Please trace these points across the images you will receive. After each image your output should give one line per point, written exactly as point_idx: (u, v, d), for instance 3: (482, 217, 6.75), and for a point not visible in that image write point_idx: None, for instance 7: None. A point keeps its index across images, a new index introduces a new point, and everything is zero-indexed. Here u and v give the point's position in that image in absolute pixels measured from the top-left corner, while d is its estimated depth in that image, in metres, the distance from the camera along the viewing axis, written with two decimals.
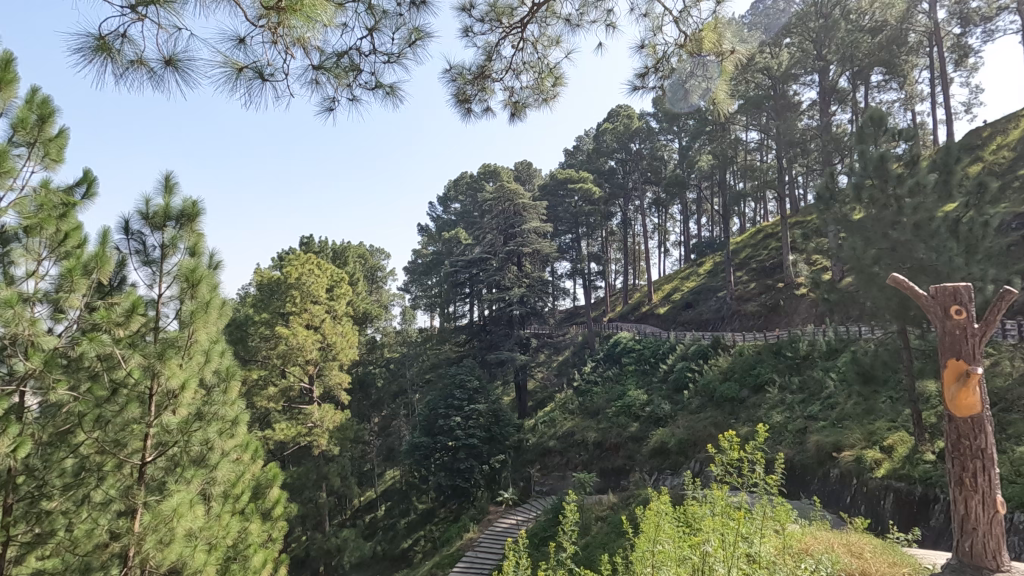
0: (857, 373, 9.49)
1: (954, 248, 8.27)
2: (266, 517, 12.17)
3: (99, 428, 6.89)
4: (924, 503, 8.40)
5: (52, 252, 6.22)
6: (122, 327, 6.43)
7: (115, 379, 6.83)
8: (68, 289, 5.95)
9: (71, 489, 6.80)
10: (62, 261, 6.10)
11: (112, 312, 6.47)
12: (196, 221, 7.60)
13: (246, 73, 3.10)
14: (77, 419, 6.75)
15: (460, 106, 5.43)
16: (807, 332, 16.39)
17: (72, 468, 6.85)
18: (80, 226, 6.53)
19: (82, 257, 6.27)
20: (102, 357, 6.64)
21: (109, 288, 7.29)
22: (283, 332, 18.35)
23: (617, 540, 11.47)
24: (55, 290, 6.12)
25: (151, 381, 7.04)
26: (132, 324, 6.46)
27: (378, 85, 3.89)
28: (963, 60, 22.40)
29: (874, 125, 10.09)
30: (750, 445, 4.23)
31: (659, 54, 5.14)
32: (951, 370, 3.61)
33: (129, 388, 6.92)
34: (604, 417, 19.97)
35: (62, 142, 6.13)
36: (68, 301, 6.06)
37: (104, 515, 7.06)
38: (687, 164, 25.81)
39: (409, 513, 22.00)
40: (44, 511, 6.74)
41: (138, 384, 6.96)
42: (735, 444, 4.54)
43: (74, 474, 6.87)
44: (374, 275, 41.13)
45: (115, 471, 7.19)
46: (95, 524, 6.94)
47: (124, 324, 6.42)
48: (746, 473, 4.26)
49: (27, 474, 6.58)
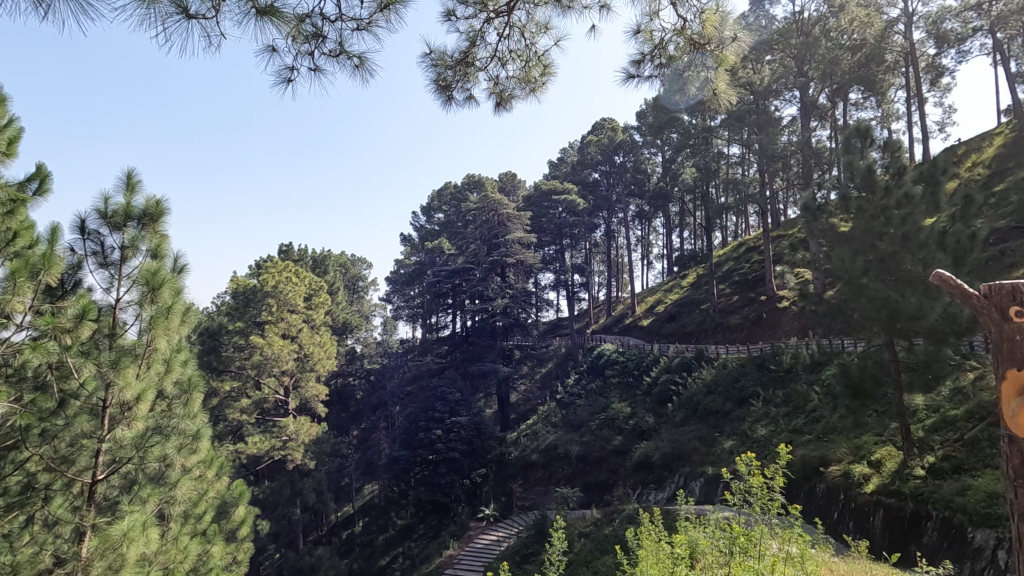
0: (845, 386, 9.01)
1: (942, 259, 7.87)
2: (231, 540, 11.35)
3: (46, 444, 6.31)
4: (914, 520, 7.86)
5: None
6: (71, 335, 5.69)
7: (66, 390, 6.28)
8: (11, 293, 5.23)
9: (14, 510, 6.40)
10: (10, 262, 5.47)
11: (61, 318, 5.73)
12: (160, 221, 6.99)
13: (163, 6, 2.61)
14: (20, 434, 6.16)
15: (441, 93, 4.99)
16: (790, 344, 16.10)
17: (17, 486, 6.64)
18: (31, 224, 5.90)
19: (30, 259, 5.64)
20: (53, 365, 6.11)
21: (61, 291, 6.55)
22: (258, 342, 17.64)
23: (601, 558, 10.92)
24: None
25: (105, 392, 6.30)
26: (83, 331, 5.72)
27: (343, 54, 3.42)
28: (938, 80, 22.68)
29: (859, 137, 9.75)
30: (772, 467, 4.10)
31: (656, 39, 4.74)
32: (1009, 383, 2.38)
33: (79, 399, 6.29)
34: (587, 430, 19.33)
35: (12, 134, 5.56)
36: (11, 305, 5.32)
37: (53, 535, 6.50)
38: (669, 176, 25.38)
39: (387, 528, 21.21)
40: None
41: (92, 395, 6.30)
42: (753, 467, 4.43)
43: (19, 492, 6.64)
44: (355, 284, 40.41)
45: (65, 490, 6.73)
46: (39, 548, 6.30)
47: (73, 331, 5.68)
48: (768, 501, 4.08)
49: None
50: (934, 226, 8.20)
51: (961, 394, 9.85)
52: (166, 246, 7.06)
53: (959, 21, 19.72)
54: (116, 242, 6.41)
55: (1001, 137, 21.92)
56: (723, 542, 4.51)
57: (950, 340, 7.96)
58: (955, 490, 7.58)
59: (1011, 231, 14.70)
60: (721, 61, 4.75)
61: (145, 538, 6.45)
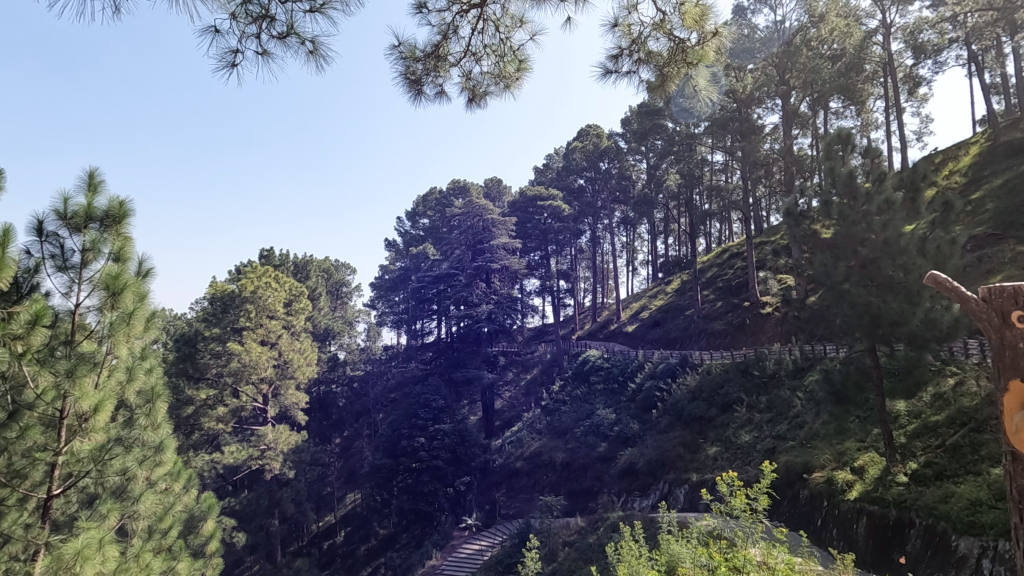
0: (827, 392, 8.86)
1: (923, 264, 7.73)
2: (198, 555, 10.73)
3: None
4: (898, 527, 7.70)
5: None
6: (22, 342, 4.96)
7: (19, 400, 5.65)
8: None
9: None
10: None
11: (9, 321, 4.98)
12: (125, 223, 6.01)
13: None
14: None
15: (410, 88, 4.71)
16: (773, 350, 16.00)
17: None
18: None
19: None
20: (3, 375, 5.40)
21: (17, 295, 5.69)
22: (235, 349, 17.10)
23: (585, 568, 10.61)
24: None
25: (63, 403, 5.67)
26: (36, 338, 4.99)
27: (292, 36, 3.32)
28: (915, 90, 22.73)
29: (841, 143, 9.59)
30: (756, 488, 4.27)
31: (635, 34, 4.53)
32: (1013, 398, 2.18)
33: (36, 410, 5.62)
34: (572, 437, 19.06)
35: None
36: None
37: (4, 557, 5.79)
38: (653, 183, 25.25)
39: (369, 538, 20.72)
40: None
41: (50, 405, 5.61)
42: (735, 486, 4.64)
43: None
44: (339, 290, 39.87)
45: (20, 504, 6.13)
46: None
47: (25, 339, 4.96)
48: (753, 522, 4.25)
49: None
50: (915, 232, 8.06)
51: (942, 399, 9.78)
52: (133, 250, 6.07)
53: (936, 32, 19.82)
54: (72, 245, 5.41)
55: (977, 146, 22.18)
56: (708, 556, 4.41)
57: (931, 346, 7.74)
58: (938, 497, 7.41)
59: (988, 238, 14.77)
60: (702, 57, 4.54)
61: (102, 556, 5.72)
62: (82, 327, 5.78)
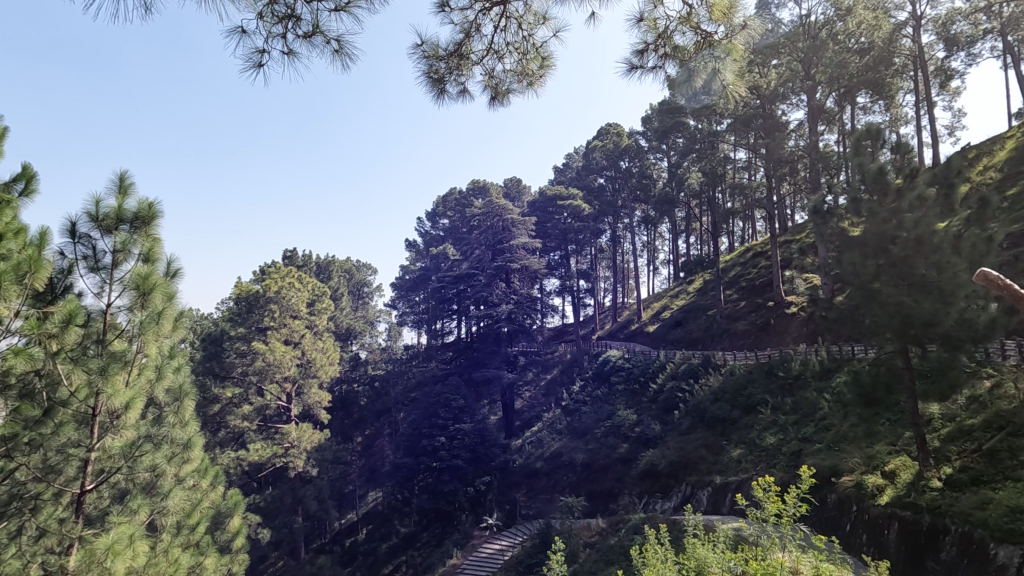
0: (856, 395, 8.58)
1: (958, 263, 7.44)
2: (224, 551, 10.87)
3: (33, 453, 5.78)
4: (931, 534, 7.45)
5: None
6: (56, 341, 5.05)
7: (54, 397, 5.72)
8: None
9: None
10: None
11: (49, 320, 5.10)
12: (154, 224, 6.11)
13: None
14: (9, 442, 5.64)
15: (432, 87, 4.70)
16: (799, 351, 15.65)
17: (3, 496, 6.06)
18: (21, 225, 5.03)
19: (20, 259, 4.78)
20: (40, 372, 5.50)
21: (52, 295, 5.82)
22: (259, 348, 17.34)
23: (606, 570, 10.48)
24: None
25: (95, 400, 5.75)
26: (70, 336, 5.08)
27: (317, 35, 3.36)
28: (947, 84, 22.04)
29: (870, 138, 9.24)
30: (793, 495, 4.19)
31: (660, 28, 4.43)
32: None
33: (70, 407, 5.62)
34: (592, 437, 18.94)
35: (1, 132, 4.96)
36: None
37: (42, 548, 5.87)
38: (675, 181, 24.97)
39: (390, 536, 20.86)
40: None
41: (82, 402, 5.66)
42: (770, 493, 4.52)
43: (6, 502, 6.05)
44: (360, 290, 40.25)
45: (55, 499, 6.21)
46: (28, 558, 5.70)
47: (59, 337, 5.05)
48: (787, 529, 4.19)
49: None
50: (948, 229, 7.75)
51: (977, 402, 9.44)
52: (161, 250, 6.17)
53: (970, 23, 19.08)
54: (103, 245, 5.49)
55: (1013, 140, 21.42)
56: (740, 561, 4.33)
57: (965, 347, 7.46)
58: (974, 504, 7.14)
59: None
60: (731, 50, 4.44)
61: (133, 551, 5.79)
62: (113, 327, 5.83)
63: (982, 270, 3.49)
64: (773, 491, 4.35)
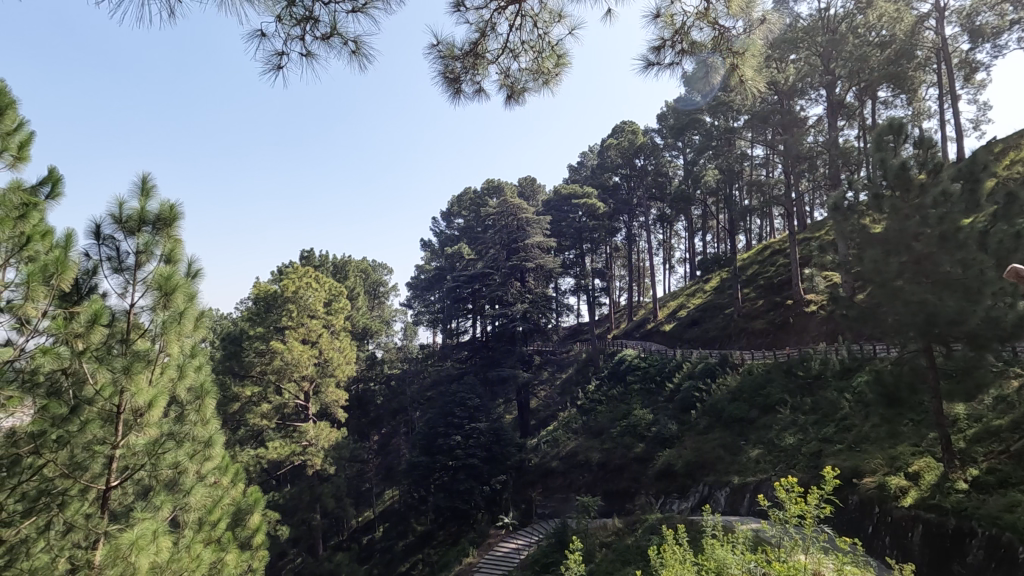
0: (878, 395, 8.40)
1: (984, 260, 7.27)
2: (244, 547, 11.02)
3: (60, 450, 5.77)
4: (957, 537, 7.30)
5: (17, 255, 4.85)
6: (82, 340, 5.17)
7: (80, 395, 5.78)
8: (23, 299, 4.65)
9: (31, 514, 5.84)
10: (23, 264, 4.75)
11: (75, 320, 5.22)
12: (175, 226, 6.22)
13: None
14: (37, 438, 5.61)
15: (448, 86, 4.71)
16: (819, 350, 15.42)
17: (32, 493, 5.92)
18: (48, 228, 5.15)
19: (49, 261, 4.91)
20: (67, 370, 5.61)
21: (77, 295, 5.95)
22: (278, 347, 17.56)
23: (623, 570, 10.43)
24: (19, 299, 4.76)
25: (120, 398, 5.86)
26: (95, 336, 5.20)
27: (335, 36, 3.39)
28: (972, 76, 21.49)
29: (892, 132, 9.02)
30: (816, 496, 4.13)
31: (677, 24, 4.39)
32: None
33: (95, 405, 5.71)
34: (608, 437, 18.89)
35: (27, 138, 5.07)
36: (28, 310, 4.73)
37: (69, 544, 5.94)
38: (691, 179, 24.75)
39: (407, 534, 21.00)
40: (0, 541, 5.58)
41: (107, 401, 5.76)
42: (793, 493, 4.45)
43: (34, 499, 5.93)
44: (376, 290, 40.54)
45: (81, 495, 6.20)
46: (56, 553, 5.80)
47: (85, 336, 5.17)
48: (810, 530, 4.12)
49: None
50: (974, 225, 7.58)
51: (1005, 402, 9.22)
52: (183, 251, 6.28)
53: (996, 12, 18.35)
54: (127, 247, 5.61)
55: None
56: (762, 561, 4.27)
57: (993, 346, 7.29)
58: (1002, 506, 6.97)
59: None
60: (750, 47, 4.40)
61: (157, 547, 5.91)
62: (136, 326, 5.95)
63: (1011, 265, 3.31)
64: (795, 492, 4.28)
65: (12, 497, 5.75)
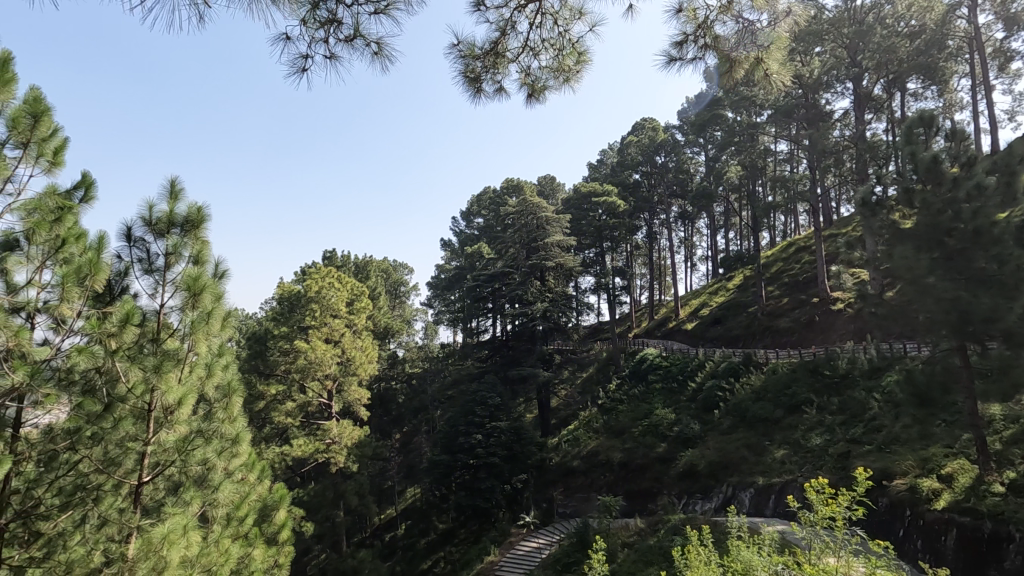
0: (908, 395, 8.16)
1: (1021, 255, 7.04)
2: (270, 543, 11.20)
3: (95, 446, 5.92)
4: (994, 542, 7.07)
5: (53, 257, 4.99)
6: (115, 339, 5.31)
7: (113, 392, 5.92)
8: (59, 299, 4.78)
9: (68, 508, 5.97)
10: (59, 266, 4.88)
11: (108, 320, 5.36)
12: (203, 228, 6.35)
13: None
14: (74, 435, 5.80)
15: (469, 86, 4.72)
16: (846, 349, 15.09)
17: (68, 487, 6.07)
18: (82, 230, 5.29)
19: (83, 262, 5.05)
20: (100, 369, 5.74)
21: (109, 295, 6.11)
22: (301, 346, 17.81)
23: (646, 571, 10.32)
24: (55, 300, 4.91)
25: (151, 396, 5.98)
26: (127, 335, 5.34)
27: (358, 38, 3.42)
28: (1006, 66, 20.76)
29: (923, 125, 8.79)
30: (847, 498, 4.04)
31: (700, 19, 4.34)
32: None
33: (128, 403, 5.82)
34: (629, 437, 18.76)
35: (63, 144, 5.22)
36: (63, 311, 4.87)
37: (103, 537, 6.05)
38: (713, 175, 24.41)
39: (429, 532, 21.12)
40: (39, 533, 5.81)
41: (139, 399, 5.89)
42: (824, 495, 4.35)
43: (70, 493, 6.06)
44: (397, 289, 40.82)
45: (115, 490, 6.33)
46: (90, 546, 5.93)
47: (117, 336, 5.30)
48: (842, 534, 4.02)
49: (24, 491, 5.85)
50: (1010, 220, 7.33)
51: None
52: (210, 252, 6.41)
53: None
54: (157, 248, 5.75)
55: None
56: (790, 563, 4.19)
57: None
58: None
59: None
60: (775, 40, 4.33)
61: (186, 541, 6.06)
62: (166, 326, 6.10)
63: None
64: (825, 494, 4.19)
65: (50, 491, 5.94)
